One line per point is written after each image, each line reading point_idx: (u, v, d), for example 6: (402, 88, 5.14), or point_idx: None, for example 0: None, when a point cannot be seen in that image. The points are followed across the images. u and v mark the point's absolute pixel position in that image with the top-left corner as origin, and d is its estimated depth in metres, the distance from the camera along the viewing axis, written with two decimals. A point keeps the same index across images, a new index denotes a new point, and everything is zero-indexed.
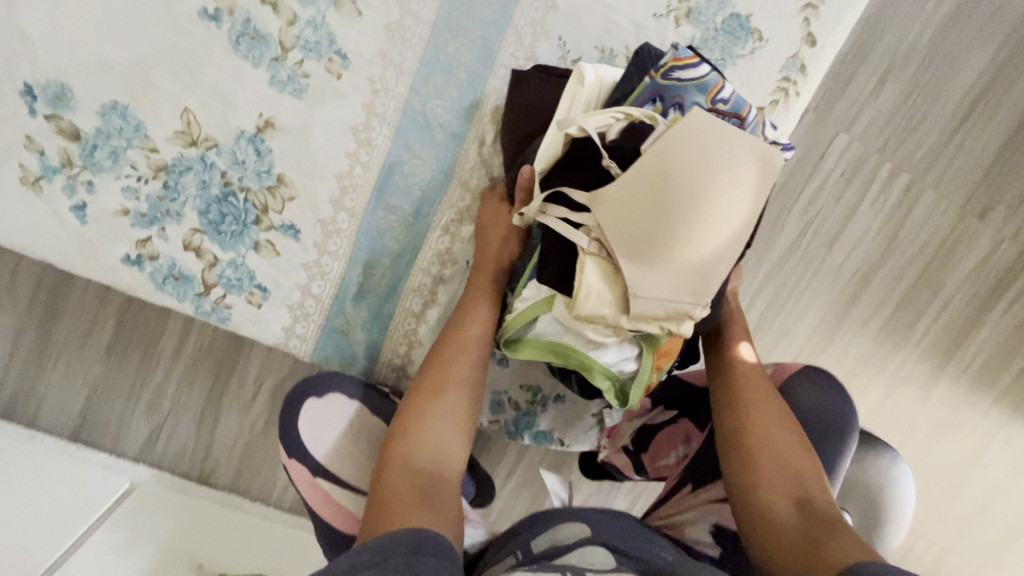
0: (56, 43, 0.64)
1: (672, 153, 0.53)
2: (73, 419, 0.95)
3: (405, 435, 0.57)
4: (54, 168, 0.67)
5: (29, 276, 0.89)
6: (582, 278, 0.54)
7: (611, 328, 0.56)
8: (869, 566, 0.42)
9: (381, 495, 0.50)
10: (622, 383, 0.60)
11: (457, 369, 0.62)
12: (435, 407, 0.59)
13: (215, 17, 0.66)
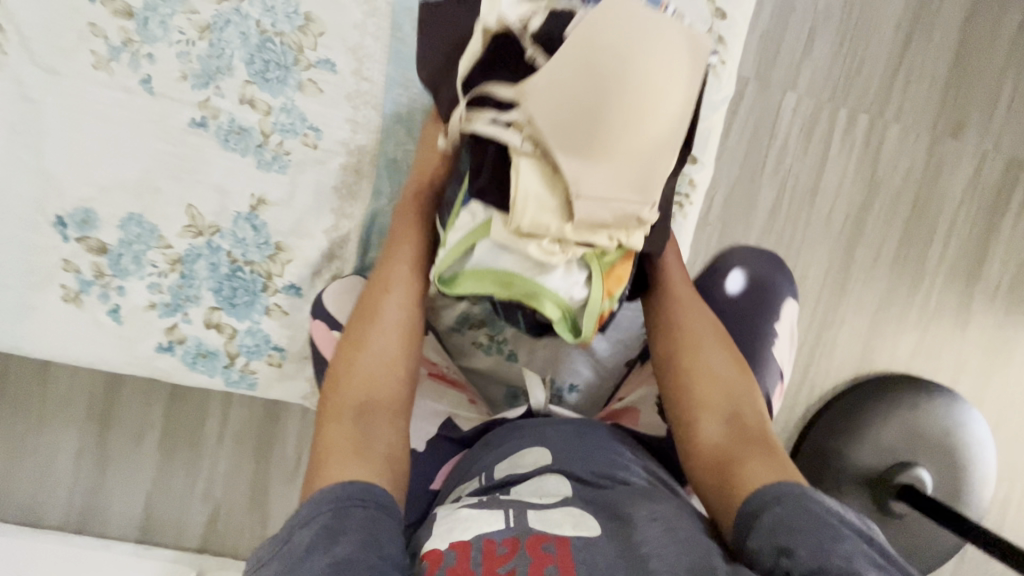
0: (77, 175, 0.76)
1: (596, 39, 0.56)
2: (138, 520, 1.01)
3: (337, 389, 0.60)
4: (90, 281, 0.77)
5: (83, 391, 0.97)
6: (518, 182, 0.57)
7: (556, 241, 0.59)
8: (783, 490, 0.52)
9: (321, 450, 0.55)
10: (573, 313, 0.64)
11: (385, 313, 0.65)
12: (369, 342, 0.63)
13: (202, 123, 0.77)
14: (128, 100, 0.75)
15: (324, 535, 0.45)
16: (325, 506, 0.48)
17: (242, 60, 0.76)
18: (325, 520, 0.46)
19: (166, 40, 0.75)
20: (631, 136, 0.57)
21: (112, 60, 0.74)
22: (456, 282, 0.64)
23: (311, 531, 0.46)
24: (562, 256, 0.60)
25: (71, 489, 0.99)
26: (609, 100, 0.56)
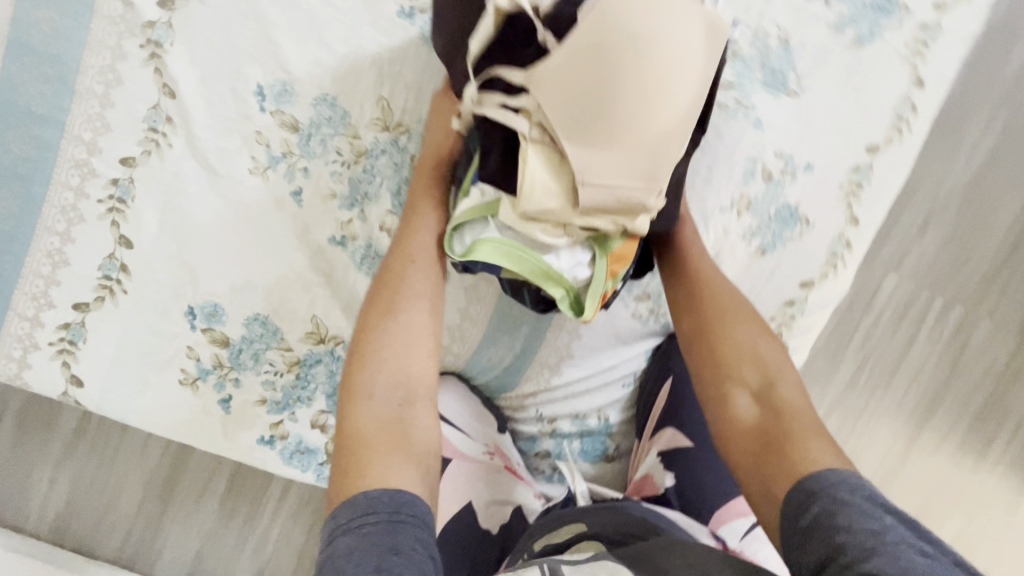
0: (214, 271, 0.77)
1: (609, 31, 0.56)
2: (187, 567, 1.04)
3: (361, 369, 0.59)
4: (208, 370, 0.79)
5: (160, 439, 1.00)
6: (526, 167, 0.58)
7: (560, 226, 0.61)
8: (824, 479, 0.51)
9: (353, 438, 0.55)
10: (576, 293, 0.64)
11: (407, 293, 0.64)
12: (391, 329, 0.62)
13: (341, 242, 0.77)
14: (275, 207, 0.77)
15: (383, 564, 0.44)
16: (377, 516, 0.48)
17: (390, 189, 0.76)
18: (380, 542, 0.46)
19: (322, 157, 0.76)
20: (641, 128, 0.57)
21: (268, 169, 0.76)
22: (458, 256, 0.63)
23: (367, 553, 0.45)
24: (568, 240, 0.62)
25: (129, 527, 1.03)
26: (619, 88, 0.56)
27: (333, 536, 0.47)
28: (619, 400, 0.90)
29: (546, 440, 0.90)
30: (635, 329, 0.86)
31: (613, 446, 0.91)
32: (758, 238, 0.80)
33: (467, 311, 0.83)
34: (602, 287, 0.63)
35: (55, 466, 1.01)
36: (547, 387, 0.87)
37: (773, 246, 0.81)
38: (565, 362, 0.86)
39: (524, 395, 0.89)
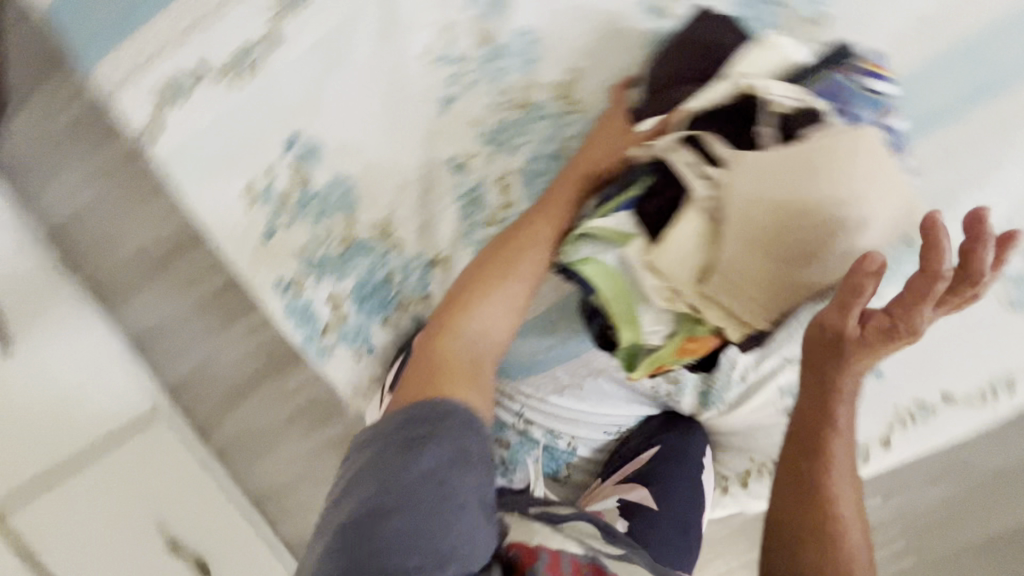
0: (334, 119, 0.77)
1: (833, 156, 0.48)
2: (142, 329, 1.07)
3: (460, 312, 0.60)
4: (272, 197, 0.79)
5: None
6: (675, 230, 0.51)
7: (669, 293, 0.53)
8: None
9: (431, 369, 0.55)
10: (637, 351, 0.59)
11: (520, 262, 0.62)
12: (494, 290, 0.61)
13: (457, 166, 0.76)
14: (422, 101, 0.75)
15: (446, 473, 0.47)
16: (452, 423, 0.50)
17: (528, 153, 0.74)
18: (448, 450, 0.49)
19: (490, 86, 0.74)
20: (802, 264, 0.48)
21: (438, 64, 0.75)
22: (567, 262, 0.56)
23: (437, 454, 0.48)
24: (666, 306, 0.54)
25: (117, 268, 1.05)
26: (809, 211, 0.47)
27: (399, 421, 0.51)
28: (596, 442, 0.90)
29: (512, 433, 0.89)
30: (643, 398, 0.86)
31: (565, 474, 0.91)
32: (791, 398, 0.80)
33: None
34: (663, 359, 0.59)
35: (84, 178, 1.02)
36: (543, 396, 0.86)
37: None
38: (572, 387, 0.84)
39: (517, 390, 0.87)
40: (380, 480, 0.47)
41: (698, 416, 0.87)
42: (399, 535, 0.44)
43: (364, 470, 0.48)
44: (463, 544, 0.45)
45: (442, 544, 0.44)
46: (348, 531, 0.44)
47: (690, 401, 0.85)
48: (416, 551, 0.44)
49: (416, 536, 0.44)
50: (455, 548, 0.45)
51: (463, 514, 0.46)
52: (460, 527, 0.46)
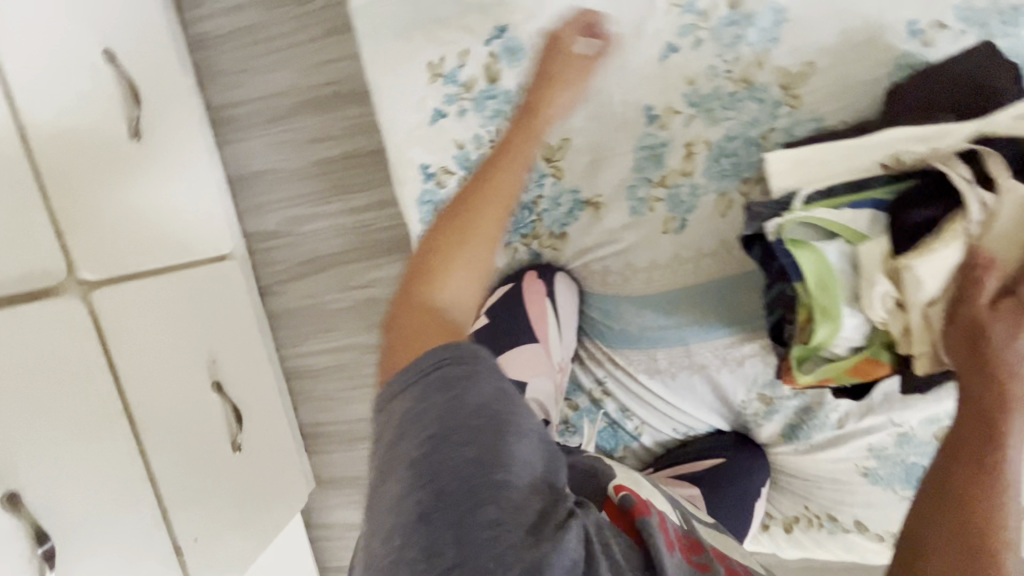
0: (549, 25, 0.73)
1: None
2: (244, 170, 1.04)
3: (434, 272, 0.52)
4: (456, 80, 0.76)
5: (331, 71, 0.96)
6: (932, 244, 0.51)
7: (893, 307, 0.54)
8: None
9: (403, 340, 0.48)
10: (819, 354, 0.60)
11: (499, 208, 0.55)
12: (454, 258, 0.53)
13: (651, 118, 0.73)
14: (644, 40, 0.72)
15: (501, 409, 0.42)
16: (483, 368, 0.44)
17: (726, 131, 0.73)
18: (488, 388, 0.43)
19: (721, 50, 0.70)
20: None
21: (678, 8, 0.70)
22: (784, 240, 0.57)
23: (479, 391, 0.42)
24: (880, 319, 0.54)
25: (240, 100, 1.00)
26: None
27: (433, 364, 0.44)
28: (660, 436, 0.90)
29: (583, 397, 0.91)
30: (725, 411, 0.85)
31: (620, 454, 0.93)
32: (874, 459, 0.78)
33: (653, 269, 0.79)
34: (835, 370, 0.60)
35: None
36: (630, 372, 0.86)
37: (875, 478, 0.79)
38: (664, 374, 0.84)
39: (609, 356, 0.88)
40: (434, 413, 0.41)
41: (770, 450, 0.85)
42: (468, 467, 0.39)
43: (416, 404, 0.42)
44: (529, 466, 0.41)
45: (516, 470, 0.40)
46: (421, 466, 0.39)
47: (771, 430, 0.83)
48: (491, 475, 0.39)
49: (487, 469, 0.39)
50: (525, 471, 0.40)
51: (525, 439, 0.42)
52: (526, 452, 0.41)
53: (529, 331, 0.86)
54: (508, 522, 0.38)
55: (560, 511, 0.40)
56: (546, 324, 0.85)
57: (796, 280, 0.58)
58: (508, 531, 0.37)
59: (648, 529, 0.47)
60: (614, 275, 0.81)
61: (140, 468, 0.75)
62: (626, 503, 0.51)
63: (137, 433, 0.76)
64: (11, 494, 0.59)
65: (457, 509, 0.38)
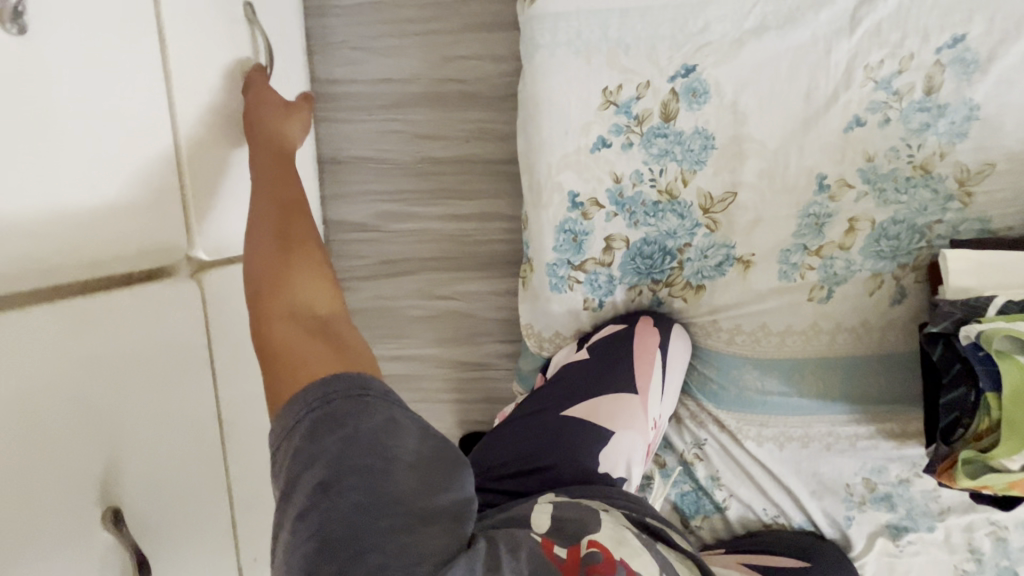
0: (741, 74, 0.69)
1: None
2: (337, 154, 0.94)
3: (272, 293, 0.49)
4: (629, 112, 0.72)
5: (460, 67, 0.89)
6: None
7: None
8: None
9: (281, 358, 0.46)
10: (986, 463, 0.59)
11: (305, 237, 0.53)
12: (286, 275, 0.50)
13: (822, 187, 0.72)
14: (835, 107, 0.69)
15: (388, 441, 0.41)
16: (374, 397, 0.43)
17: (894, 214, 0.72)
18: (379, 417, 0.42)
19: (906, 133, 0.69)
20: None
21: (875, 83, 0.68)
22: (989, 350, 0.56)
23: (370, 426, 0.41)
24: None
25: (347, 77, 0.91)
26: None
27: (309, 404, 0.42)
28: (748, 514, 0.85)
29: (672, 457, 0.87)
30: (824, 491, 0.82)
31: (696, 524, 0.87)
32: (969, 561, 0.80)
33: (787, 335, 0.77)
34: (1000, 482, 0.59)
35: None
36: (737, 437, 0.83)
37: None
38: (772, 442, 0.82)
39: (712, 418, 0.85)
40: (321, 459, 0.40)
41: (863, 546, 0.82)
42: (359, 503, 0.39)
43: (305, 442, 0.41)
44: (427, 492, 0.41)
45: (405, 499, 0.41)
46: (311, 516, 0.39)
47: (872, 520, 0.81)
48: (381, 513, 0.40)
49: (372, 510, 0.39)
50: (421, 499, 0.41)
51: (414, 452, 0.42)
52: (417, 480, 0.41)
53: (630, 378, 0.77)
54: (395, 562, 0.38)
55: (457, 531, 0.42)
56: (651, 379, 0.77)
57: (989, 388, 0.57)
58: (400, 558, 0.39)
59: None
60: (744, 335, 0.79)
61: (222, 480, 0.67)
62: (588, 558, 0.48)
63: (224, 438, 0.67)
64: (115, 508, 0.51)
65: (344, 550, 0.38)
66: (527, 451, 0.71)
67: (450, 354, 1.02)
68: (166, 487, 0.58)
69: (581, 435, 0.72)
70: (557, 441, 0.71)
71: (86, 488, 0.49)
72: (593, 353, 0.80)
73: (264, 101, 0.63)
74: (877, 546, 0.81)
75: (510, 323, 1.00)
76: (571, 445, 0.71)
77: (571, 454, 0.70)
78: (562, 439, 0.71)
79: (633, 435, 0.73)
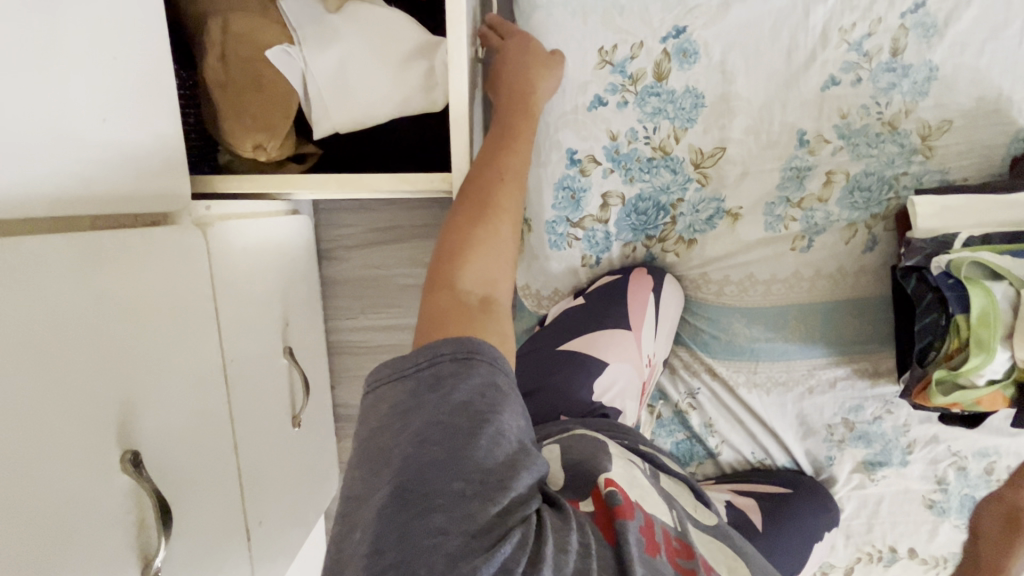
0: (727, 35, 0.74)
1: None
2: None
3: (457, 251, 0.49)
4: (624, 71, 0.75)
5: None
6: None
7: None
8: None
9: (441, 310, 0.45)
10: (958, 381, 0.64)
11: (503, 212, 0.52)
12: (475, 239, 0.49)
13: (802, 143, 0.77)
14: (812, 67, 0.75)
15: (485, 408, 0.39)
16: (484, 360, 0.41)
17: (866, 167, 0.78)
18: (477, 385, 0.40)
19: (875, 92, 0.75)
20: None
21: (848, 45, 0.74)
22: (959, 275, 0.62)
23: (469, 390, 0.40)
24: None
25: None
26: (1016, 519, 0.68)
27: (423, 359, 0.41)
28: (738, 457, 0.91)
29: (667, 406, 0.91)
30: (806, 433, 0.88)
31: (690, 470, 0.93)
32: (937, 491, 0.89)
33: (772, 285, 0.82)
34: (967, 400, 0.65)
35: None
36: (729, 385, 0.88)
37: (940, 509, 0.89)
38: (761, 388, 0.87)
39: (705, 368, 0.89)
40: (416, 414, 0.39)
41: (841, 480, 0.89)
42: (441, 455, 0.37)
43: (408, 395, 0.40)
44: (510, 466, 0.38)
45: (487, 468, 0.37)
46: (392, 462, 0.37)
47: (853, 457, 0.88)
48: (456, 473, 0.36)
49: (447, 469, 0.36)
50: (502, 473, 0.38)
51: (505, 428, 0.39)
52: (504, 452, 0.38)
53: (623, 315, 0.79)
54: (457, 527, 0.34)
55: (516, 512, 0.37)
56: (643, 311, 0.79)
57: (958, 311, 0.63)
58: (462, 525, 0.35)
59: (628, 534, 0.41)
60: (732, 285, 0.84)
61: (229, 436, 0.65)
62: (610, 500, 0.44)
63: (230, 394, 0.66)
64: (134, 452, 0.50)
65: (410, 505, 0.35)
66: (524, 379, 0.73)
67: None
68: (179, 438, 0.56)
69: (575, 366, 0.73)
70: (553, 372, 0.73)
71: (106, 429, 0.47)
72: (589, 297, 0.81)
73: (518, 53, 0.67)
74: (852, 480, 0.89)
75: None
76: (565, 375, 0.72)
77: (568, 386, 0.71)
78: (557, 370, 0.73)
79: (626, 369, 0.75)
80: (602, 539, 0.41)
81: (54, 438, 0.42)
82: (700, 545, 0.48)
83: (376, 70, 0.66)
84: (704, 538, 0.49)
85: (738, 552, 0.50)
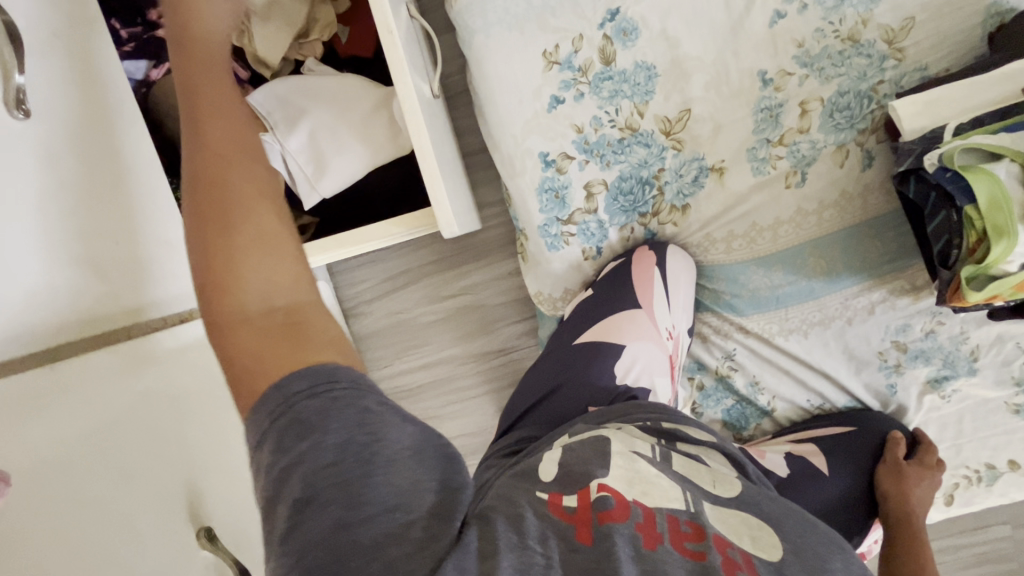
0: (662, 3, 0.75)
1: None
2: None
3: (225, 286, 0.44)
4: (572, 66, 0.78)
5: None
6: None
7: None
8: None
9: (260, 344, 0.42)
10: (988, 273, 0.61)
11: (246, 206, 0.46)
12: (240, 258, 0.44)
13: (765, 82, 0.77)
14: (753, 9, 0.75)
15: (366, 440, 0.39)
16: (342, 385, 0.41)
17: (839, 86, 0.76)
18: (351, 414, 0.39)
19: (825, 13, 0.74)
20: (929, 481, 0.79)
21: None
22: (953, 167, 0.60)
23: (341, 429, 0.39)
24: None
25: None
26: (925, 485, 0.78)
27: (276, 408, 0.40)
28: (794, 408, 0.88)
29: (708, 376, 0.90)
30: (861, 365, 0.85)
31: (750, 433, 0.91)
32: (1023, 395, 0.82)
33: (778, 227, 0.81)
34: (1005, 288, 0.61)
35: None
36: (764, 337, 0.86)
37: None
38: (798, 332, 0.84)
39: (736, 328, 0.87)
40: (297, 471, 0.38)
41: (911, 405, 0.85)
42: (338, 516, 0.36)
43: (281, 457, 0.38)
44: (414, 492, 0.38)
45: (389, 504, 0.37)
46: (293, 537, 0.36)
47: (916, 379, 0.84)
48: (364, 525, 0.36)
49: (353, 524, 0.36)
50: (406, 502, 0.38)
51: (397, 451, 0.39)
52: (402, 479, 0.38)
53: (631, 294, 0.80)
54: None
55: (442, 533, 0.37)
56: (649, 288, 0.80)
57: (966, 203, 0.60)
58: None
59: (613, 536, 0.39)
60: (739, 239, 0.82)
61: None
62: (600, 505, 0.42)
63: None
64: (207, 527, 0.54)
65: None
66: (546, 379, 0.74)
67: (474, 348, 1.05)
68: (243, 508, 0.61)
69: (592, 355, 0.74)
70: (573, 366, 0.74)
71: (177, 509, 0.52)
72: (597, 285, 0.83)
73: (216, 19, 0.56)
74: (924, 403, 0.85)
75: (521, 301, 1.03)
76: (587, 364, 0.73)
77: (588, 376, 0.72)
78: (575, 363, 0.74)
79: (648, 348, 0.76)
80: (580, 543, 0.39)
81: (133, 524, 0.48)
82: (719, 521, 0.44)
83: (344, 133, 0.71)
84: (724, 512, 0.46)
85: (764, 518, 0.46)
